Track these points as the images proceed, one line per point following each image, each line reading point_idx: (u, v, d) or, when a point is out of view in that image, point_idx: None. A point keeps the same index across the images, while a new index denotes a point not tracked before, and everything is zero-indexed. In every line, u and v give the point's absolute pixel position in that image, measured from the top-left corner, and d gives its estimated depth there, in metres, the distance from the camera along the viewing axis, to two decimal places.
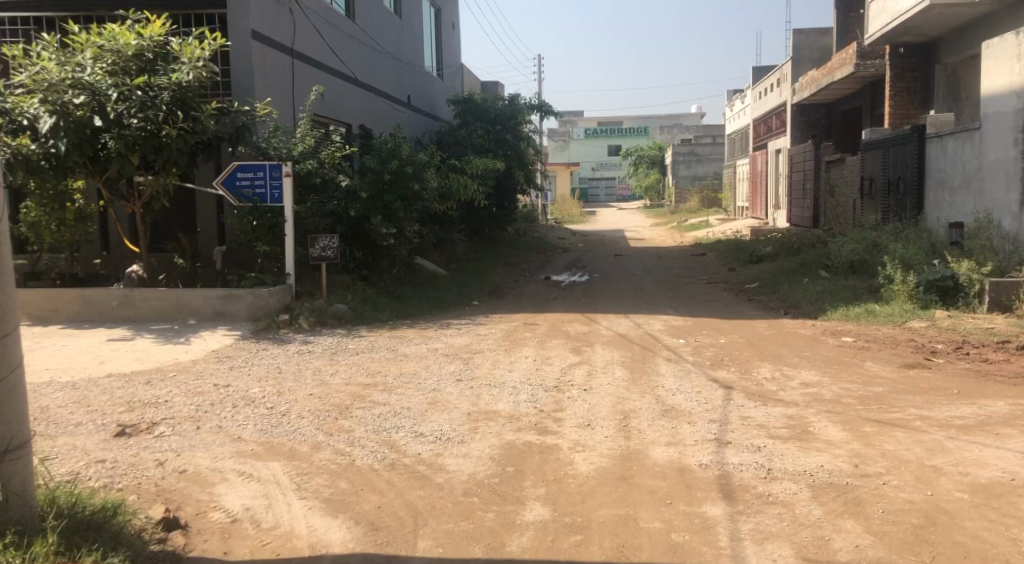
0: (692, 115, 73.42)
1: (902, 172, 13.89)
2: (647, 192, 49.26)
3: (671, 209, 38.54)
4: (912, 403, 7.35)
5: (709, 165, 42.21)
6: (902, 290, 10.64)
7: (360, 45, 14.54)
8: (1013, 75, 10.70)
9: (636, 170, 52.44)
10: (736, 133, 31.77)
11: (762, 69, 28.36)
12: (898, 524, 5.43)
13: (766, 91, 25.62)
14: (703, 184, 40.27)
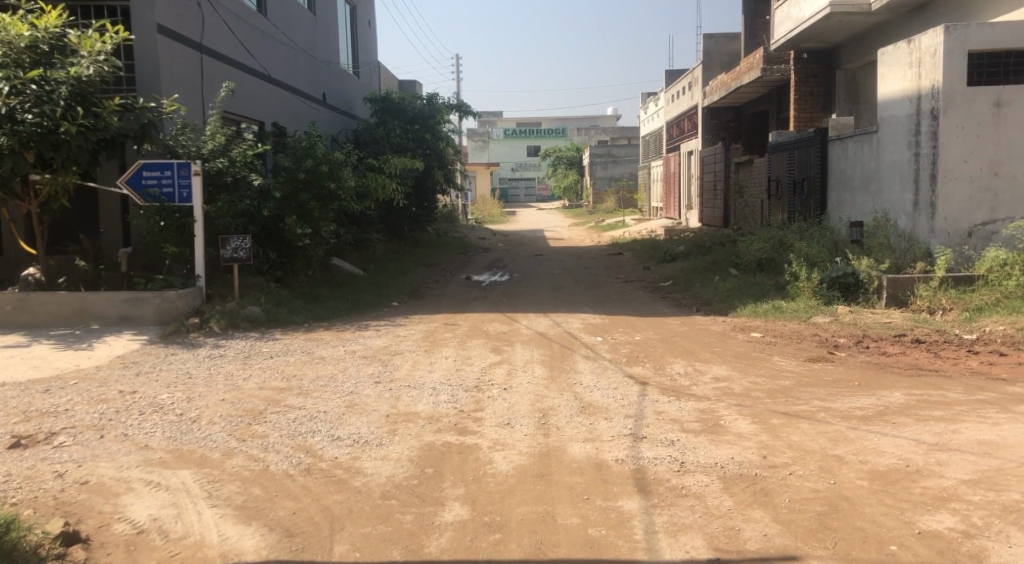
0: (608, 118, 74.47)
1: (806, 173, 14.39)
2: (565, 193, 49.69)
3: (589, 209, 38.91)
4: (816, 395, 7.65)
5: (625, 166, 42.86)
6: (806, 286, 11.05)
7: (272, 40, 14.34)
8: (906, 81, 11.21)
9: (554, 171, 52.89)
10: (651, 136, 32.39)
11: (673, 73, 29.01)
12: (803, 512, 5.66)
13: (678, 94, 26.16)
14: (619, 185, 40.89)
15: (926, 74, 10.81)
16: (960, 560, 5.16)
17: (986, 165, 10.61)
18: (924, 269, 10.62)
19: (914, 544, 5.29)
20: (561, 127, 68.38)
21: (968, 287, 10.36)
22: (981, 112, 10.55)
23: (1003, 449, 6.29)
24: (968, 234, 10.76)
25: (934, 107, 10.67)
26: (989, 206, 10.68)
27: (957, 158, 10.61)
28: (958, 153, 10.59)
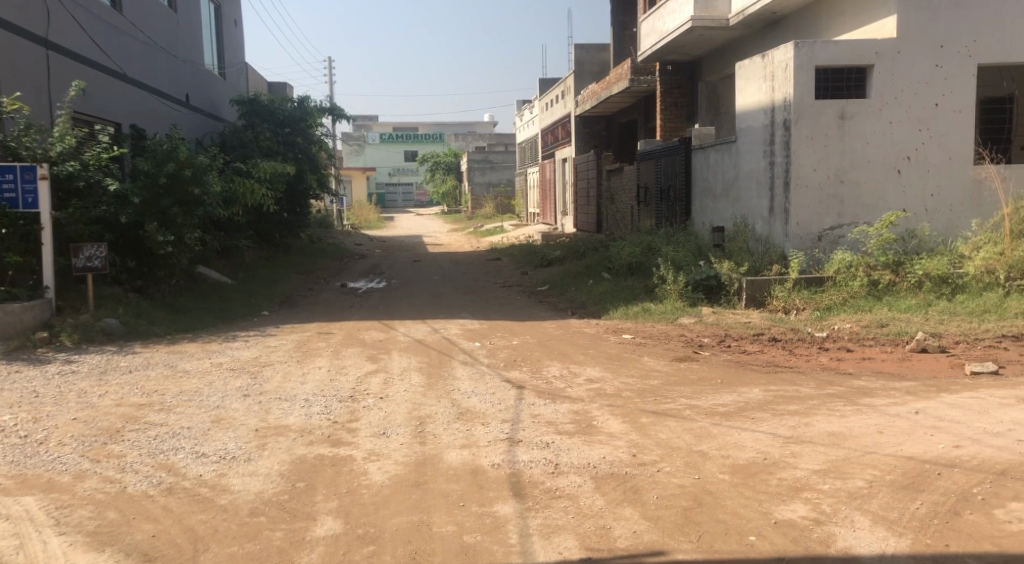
0: (485, 123, 75.06)
1: (672, 181, 14.92)
2: (444, 199, 49.76)
3: (467, 215, 39.10)
4: (682, 393, 7.93)
5: (502, 172, 43.28)
6: (673, 289, 11.45)
7: (128, 37, 13.80)
8: (761, 93, 11.78)
9: (432, 176, 52.87)
10: (527, 143, 32.85)
11: (546, 82, 29.50)
12: (670, 508, 5.85)
13: (551, 102, 26.61)
14: (498, 191, 41.27)
15: (778, 87, 11.38)
16: (811, 546, 5.38)
17: (833, 173, 11.27)
18: (780, 272, 11.17)
19: (772, 533, 5.54)
20: (439, 132, 68.45)
21: (818, 287, 10.95)
22: (828, 123, 11.18)
23: (851, 439, 6.67)
24: (818, 238, 11.39)
25: (786, 119, 11.24)
26: (836, 211, 11.34)
27: (807, 166, 11.22)
28: (808, 162, 11.20)
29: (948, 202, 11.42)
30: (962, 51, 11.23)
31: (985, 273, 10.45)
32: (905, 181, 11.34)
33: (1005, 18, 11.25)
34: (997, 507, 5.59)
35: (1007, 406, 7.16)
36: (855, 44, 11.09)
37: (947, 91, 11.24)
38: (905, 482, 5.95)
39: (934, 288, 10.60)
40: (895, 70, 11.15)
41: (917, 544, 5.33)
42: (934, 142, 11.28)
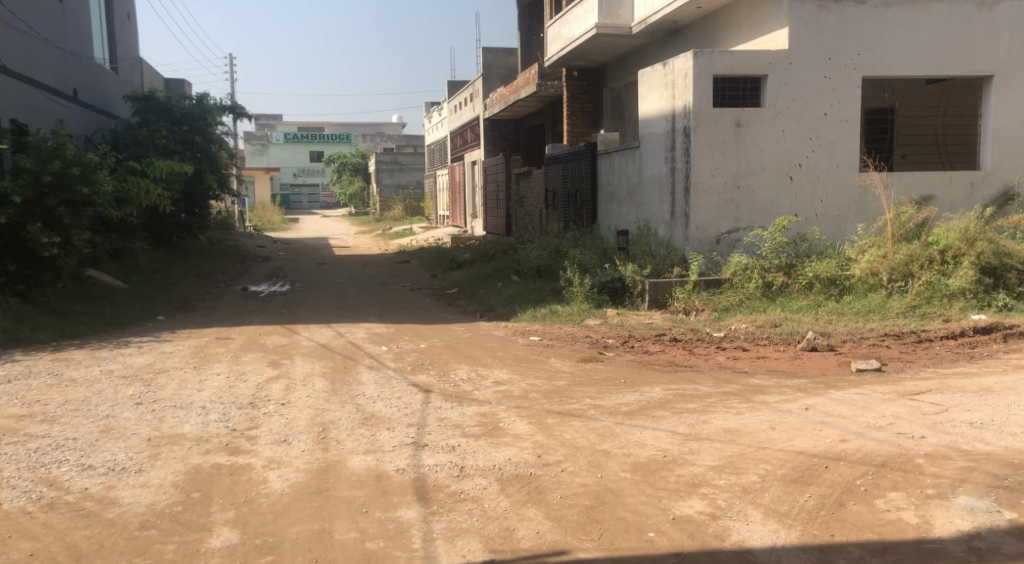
0: (393, 125, 74.61)
1: (578, 185, 15.09)
2: (351, 200, 49.19)
3: (375, 216, 38.75)
4: (587, 394, 7.98)
5: (410, 174, 43.07)
6: (579, 292, 11.57)
7: (7, 26, 13.17)
8: (662, 100, 12.02)
9: (339, 177, 52.21)
10: (436, 145, 32.76)
11: (455, 85, 29.47)
12: (573, 507, 5.84)
13: (459, 105, 26.60)
14: (406, 193, 41.03)
15: (678, 95, 11.61)
16: (706, 540, 5.45)
17: (731, 179, 11.57)
18: (680, 274, 11.39)
19: (671, 529, 5.58)
20: (346, 133, 67.67)
21: (717, 289, 11.22)
22: (725, 130, 11.48)
23: (746, 435, 6.83)
24: (717, 241, 11.68)
25: (686, 126, 11.49)
26: (733, 216, 11.65)
27: (706, 172, 11.49)
28: (707, 168, 11.47)
29: (836, 207, 11.87)
30: (848, 64, 11.69)
31: (870, 274, 10.87)
32: (797, 187, 11.74)
33: (887, 33, 11.74)
34: (878, 496, 5.75)
35: (890, 401, 7.48)
36: (750, 55, 11.40)
37: (835, 101, 11.68)
38: (795, 475, 6.10)
39: (824, 289, 10.98)
40: (787, 80, 11.53)
41: (804, 535, 5.44)
42: (823, 150, 11.72)
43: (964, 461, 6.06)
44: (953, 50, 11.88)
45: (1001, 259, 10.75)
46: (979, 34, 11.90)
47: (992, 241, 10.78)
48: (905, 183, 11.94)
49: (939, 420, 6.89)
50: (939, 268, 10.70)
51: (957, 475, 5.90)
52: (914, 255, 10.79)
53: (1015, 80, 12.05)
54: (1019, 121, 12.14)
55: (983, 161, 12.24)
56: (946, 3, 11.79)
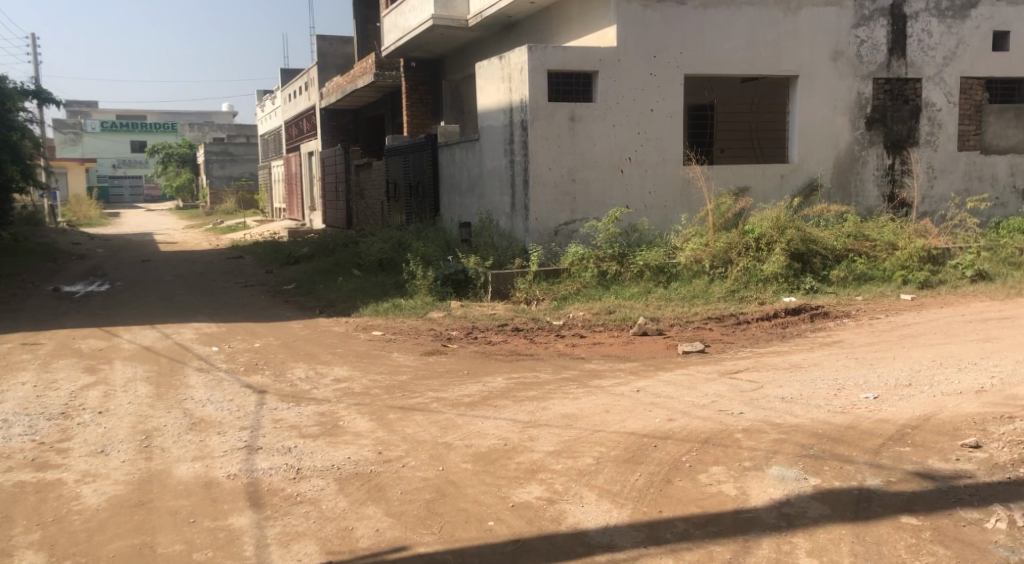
0: (222, 114, 72.14)
1: (419, 177, 15.06)
2: (177, 192, 47.15)
3: (204, 210, 37.36)
4: (430, 387, 7.86)
5: (243, 165, 41.74)
6: (422, 284, 11.47)
7: None
8: (500, 94, 12.17)
9: (163, 168, 49.90)
10: (269, 135, 31.88)
11: (288, 73, 28.76)
12: (413, 502, 5.64)
13: (294, 94, 25.98)
14: (238, 184, 39.76)
15: (515, 89, 11.78)
16: (543, 525, 5.36)
17: (567, 171, 11.86)
18: (521, 265, 11.55)
19: (511, 517, 5.44)
20: (171, 122, 64.69)
21: (555, 278, 11.47)
22: (560, 124, 11.73)
23: (582, 419, 6.94)
24: (555, 232, 11.96)
25: (523, 119, 11.66)
26: (569, 208, 11.96)
27: (543, 165, 11.72)
28: (544, 161, 11.71)
29: (664, 199, 12.42)
30: (672, 62, 12.21)
31: (694, 261, 11.41)
32: (628, 179, 12.18)
33: (706, 33, 12.33)
34: (701, 471, 5.92)
35: (712, 380, 7.88)
36: (582, 51, 11.72)
37: (660, 98, 12.19)
38: (627, 456, 6.20)
39: (653, 276, 11.43)
40: (616, 76, 11.92)
41: (636, 512, 5.47)
42: (650, 144, 12.21)
43: (776, 434, 6.43)
44: (765, 50, 12.62)
45: (807, 245, 11.56)
46: (787, 36, 12.71)
47: (799, 229, 11.58)
48: (724, 175, 12.63)
49: (755, 397, 7.33)
50: (754, 255, 11.38)
51: (770, 447, 6.20)
52: (732, 242, 11.43)
53: (818, 80, 12.94)
54: (822, 118, 13.04)
55: (791, 155, 13.11)
56: (758, 6, 12.51)
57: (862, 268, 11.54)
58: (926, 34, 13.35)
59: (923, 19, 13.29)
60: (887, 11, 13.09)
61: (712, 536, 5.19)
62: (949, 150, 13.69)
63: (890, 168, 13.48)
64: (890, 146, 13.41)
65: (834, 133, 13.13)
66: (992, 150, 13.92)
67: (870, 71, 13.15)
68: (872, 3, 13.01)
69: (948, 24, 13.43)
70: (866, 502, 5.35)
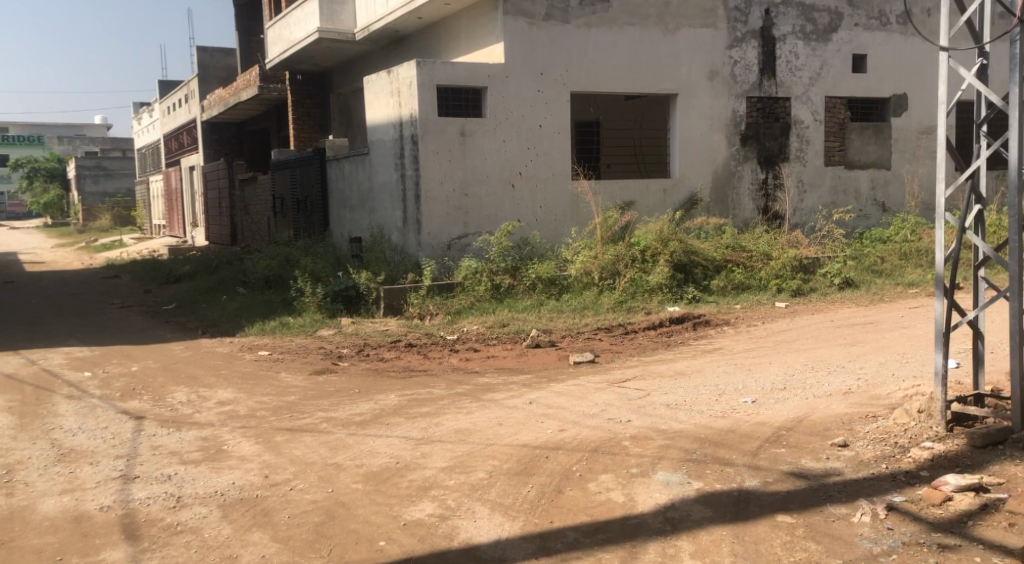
0: (95, 127, 69.48)
1: (307, 192, 14.91)
2: (46, 209, 45.10)
3: (76, 227, 35.90)
4: (319, 407, 7.79)
5: (118, 181, 40.39)
6: (311, 301, 11.31)
7: None
8: (389, 109, 12.18)
9: (29, 184, 47.65)
10: (147, 149, 30.94)
11: (167, 84, 28.00)
12: (301, 525, 5.56)
13: (173, 106, 25.30)
14: (112, 200, 38.38)
15: (404, 103, 11.79)
16: (436, 542, 5.37)
17: (458, 187, 11.95)
18: (414, 280, 11.54)
19: (401, 536, 5.44)
20: (39, 135, 61.82)
21: (448, 293, 11.50)
22: (450, 139, 11.81)
23: (475, 434, 7.00)
24: (447, 246, 12.02)
25: (412, 133, 11.67)
26: (461, 222, 12.04)
27: (434, 180, 11.77)
28: (435, 175, 11.76)
29: (553, 213, 12.66)
30: (558, 78, 12.47)
31: (584, 273, 11.66)
32: (518, 194, 12.37)
33: (589, 52, 12.64)
34: (590, 480, 6.07)
35: (602, 390, 8.08)
36: (470, 67, 11.84)
37: (547, 114, 12.44)
38: (519, 468, 6.29)
39: (545, 289, 11.61)
40: (504, 92, 12.09)
41: (526, 524, 5.54)
42: (539, 159, 12.44)
43: (661, 440, 6.65)
44: (646, 68, 13.04)
45: (689, 256, 12.00)
46: (667, 55, 13.17)
47: (681, 241, 12.04)
48: (610, 189, 12.97)
49: (642, 404, 7.56)
50: (640, 266, 11.74)
51: (656, 453, 6.41)
52: (620, 255, 11.77)
53: (697, 97, 13.44)
54: (701, 134, 13.55)
55: (673, 170, 13.56)
56: (639, 26, 12.92)
57: (740, 278, 12.05)
58: (793, 56, 14.04)
59: (791, 41, 13.98)
60: (758, 34, 13.73)
61: (601, 543, 5.30)
62: (817, 165, 14.43)
63: (764, 182, 14.11)
64: (764, 161, 14.04)
65: (712, 149, 13.65)
66: (856, 165, 14.76)
67: (743, 89, 13.74)
68: (744, 26, 13.62)
69: (813, 47, 14.16)
70: (745, 503, 5.57)
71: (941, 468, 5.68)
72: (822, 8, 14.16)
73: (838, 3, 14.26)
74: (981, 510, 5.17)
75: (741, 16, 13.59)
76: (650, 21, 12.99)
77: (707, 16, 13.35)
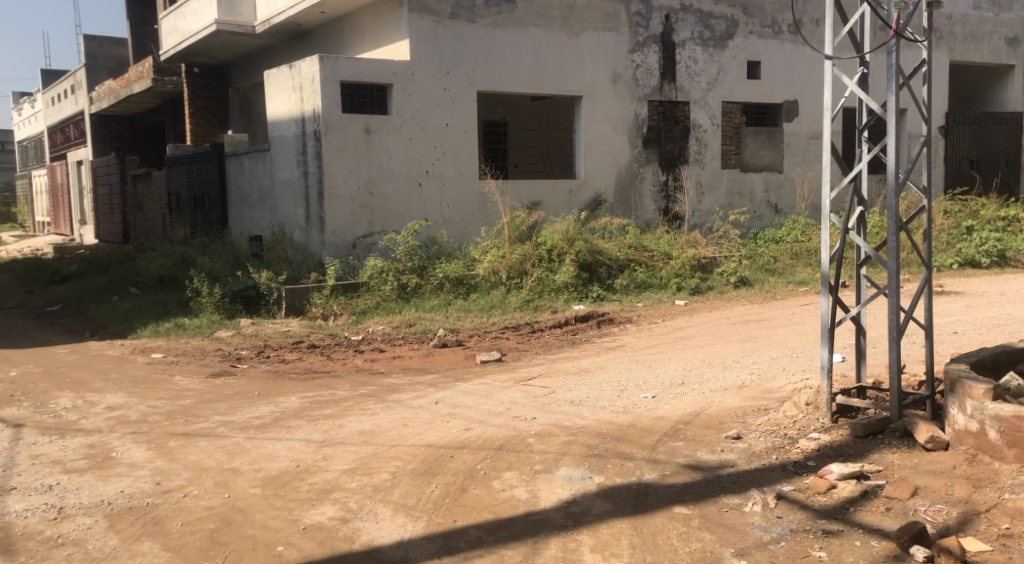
0: None
1: (205, 189, 14.55)
2: None
3: None
4: (216, 410, 7.62)
5: None
6: (208, 301, 11.01)
7: None
8: (290, 104, 11.97)
9: None
10: (29, 142, 29.64)
11: (49, 74, 26.88)
12: (194, 533, 5.43)
13: (57, 97, 24.32)
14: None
15: (307, 99, 11.61)
16: (336, 545, 5.31)
17: (362, 185, 11.84)
18: (317, 279, 11.34)
19: (300, 540, 5.37)
20: None
21: (352, 293, 11.36)
22: (354, 137, 11.69)
23: (379, 434, 6.95)
24: (352, 245, 11.90)
25: (315, 130, 11.50)
26: (366, 221, 11.93)
27: (338, 178, 11.63)
28: (339, 173, 11.62)
29: (460, 212, 12.67)
30: (464, 78, 12.48)
31: (491, 273, 11.69)
32: (425, 193, 12.34)
33: (495, 52, 12.69)
34: (495, 478, 6.10)
35: (507, 388, 8.14)
36: (374, 63, 11.74)
37: (453, 113, 12.44)
38: (422, 468, 6.27)
39: (452, 288, 11.58)
40: (409, 90, 12.04)
41: (429, 524, 5.53)
42: (446, 158, 12.43)
43: (564, 436, 6.74)
44: (551, 69, 13.16)
45: (594, 256, 12.19)
46: (571, 57, 13.33)
47: (587, 241, 12.22)
48: (517, 189, 13.04)
49: (547, 401, 7.64)
50: (546, 265, 11.85)
51: (559, 449, 6.49)
52: (526, 254, 11.86)
53: (601, 99, 13.64)
54: (605, 136, 13.76)
55: (578, 171, 13.73)
56: (543, 27, 13.04)
57: (642, 277, 12.29)
58: (692, 61, 14.40)
59: (689, 47, 14.34)
60: (659, 39, 14.03)
61: (504, 540, 5.32)
62: (715, 168, 14.83)
63: (665, 184, 14.43)
64: (665, 164, 14.36)
65: (616, 150, 13.88)
66: (751, 168, 15.25)
67: (645, 93, 14.02)
68: (645, 30, 13.90)
69: (710, 53, 14.56)
70: (644, 496, 5.70)
71: (826, 458, 5.92)
72: (719, 15, 14.58)
73: (734, 11, 14.72)
74: (862, 497, 5.41)
75: (642, 21, 13.87)
76: (555, 24, 13.13)
77: (610, 20, 13.58)
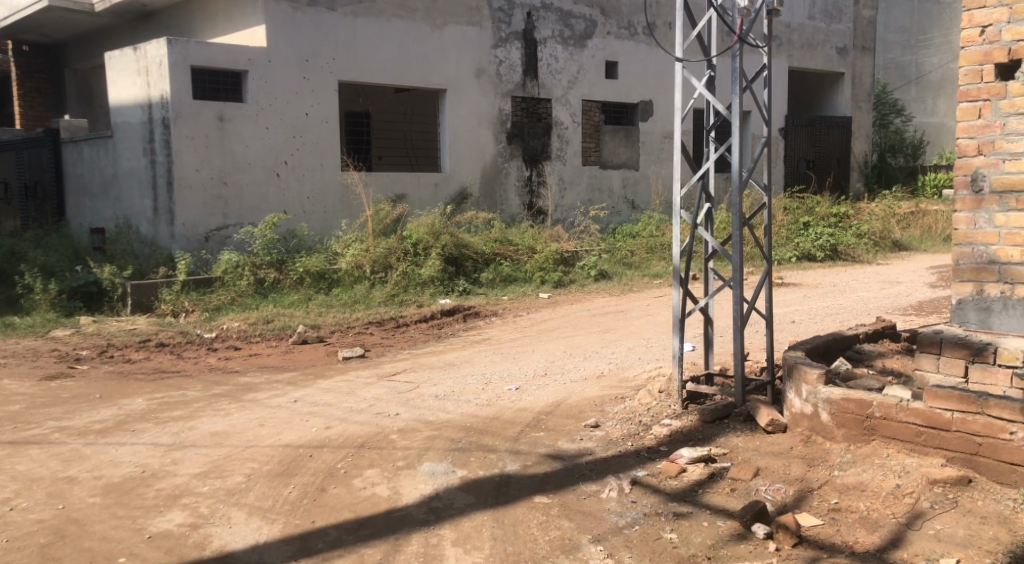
0: None
1: (38, 177, 13.67)
2: None
3: None
4: (50, 416, 7.15)
5: None
6: (43, 299, 10.28)
7: None
8: (135, 88, 11.38)
9: None
10: None
11: None
12: (22, 549, 5.07)
13: None
14: None
15: (153, 84, 11.06)
16: (185, 552, 5.07)
17: (215, 175, 11.39)
18: (166, 274, 10.86)
19: (143, 550, 5.09)
20: None
21: (205, 288, 10.91)
22: (206, 125, 11.23)
23: (233, 436, 6.69)
24: (205, 239, 11.44)
25: (163, 116, 10.96)
26: (219, 213, 11.50)
27: (189, 168, 11.15)
28: (190, 163, 11.14)
29: (320, 204, 12.41)
30: (324, 67, 12.21)
31: (354, 267, 11.46)
32: (283, 183, 12.01)
33: (356, 43, 12.46)
34: (355, 477, 5.96)
35: (370, 384, 7.99)
36: (228, 48, 11.30)
37: (312, 102, 12.15)
38: (279, 469, 6.08)
39: (313, 283, 11.29)
40: (266, 78, 11.67)
41: (286, 526, 5.35)
42: (305, 149, 12.15)
43: (428, 431, 6.67)
44: (413, 61, 13.03)
45: (459, 249, 12.16)
46: (434, 49, 13.24)
47: (452, 235, 12.19)
48: (380, 182, 12.87)
49: (411, 397, 7.55)
50: (412, 259, 11.73)
51: (422, 444, 6.42)
52: (391, 248, 11.69)
53: (465, 93, 13.61)
54: (469, 129, 13.73)
55: (443, 164, 13.64)
56: (405, 18, 12.89)
57: (507, 270, 12.35)
58: (554, 58, 14.57)
59: (551, 44, 14.51)
60: (520, 35, 14.14)
61: (364, 539, 5.20)
62: (576, 164, 15.06)
63: (529, 178, 14.54)
64: (528, 159, 14.47)
65: (480, 144, 13.88)
66: (610, 164, 15.59)
67: (508, 88, 14.08)
68: (507, 27, 13.98)
69: (571, 51, 14.79)
70: (506, 487, 5.70)
71: (677, 442, 6.09)
72: (579, 15, 14.84)
73: (592, 12, 15.01)
74: (709, 479, 5.58)
75: (504, 17, 13.93)
76: (417, 15, 13.01)
77: (473, 15, 13.58)
